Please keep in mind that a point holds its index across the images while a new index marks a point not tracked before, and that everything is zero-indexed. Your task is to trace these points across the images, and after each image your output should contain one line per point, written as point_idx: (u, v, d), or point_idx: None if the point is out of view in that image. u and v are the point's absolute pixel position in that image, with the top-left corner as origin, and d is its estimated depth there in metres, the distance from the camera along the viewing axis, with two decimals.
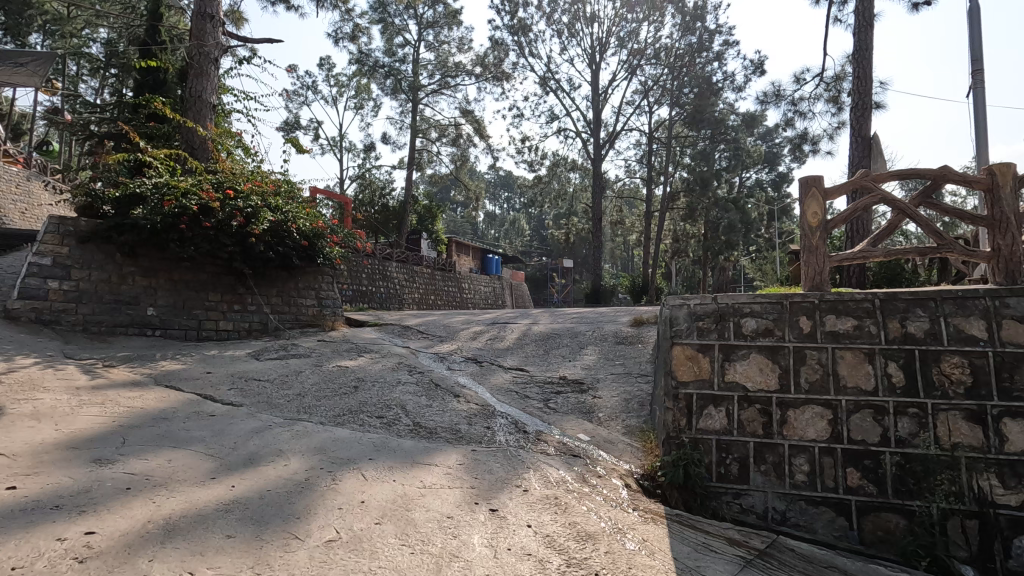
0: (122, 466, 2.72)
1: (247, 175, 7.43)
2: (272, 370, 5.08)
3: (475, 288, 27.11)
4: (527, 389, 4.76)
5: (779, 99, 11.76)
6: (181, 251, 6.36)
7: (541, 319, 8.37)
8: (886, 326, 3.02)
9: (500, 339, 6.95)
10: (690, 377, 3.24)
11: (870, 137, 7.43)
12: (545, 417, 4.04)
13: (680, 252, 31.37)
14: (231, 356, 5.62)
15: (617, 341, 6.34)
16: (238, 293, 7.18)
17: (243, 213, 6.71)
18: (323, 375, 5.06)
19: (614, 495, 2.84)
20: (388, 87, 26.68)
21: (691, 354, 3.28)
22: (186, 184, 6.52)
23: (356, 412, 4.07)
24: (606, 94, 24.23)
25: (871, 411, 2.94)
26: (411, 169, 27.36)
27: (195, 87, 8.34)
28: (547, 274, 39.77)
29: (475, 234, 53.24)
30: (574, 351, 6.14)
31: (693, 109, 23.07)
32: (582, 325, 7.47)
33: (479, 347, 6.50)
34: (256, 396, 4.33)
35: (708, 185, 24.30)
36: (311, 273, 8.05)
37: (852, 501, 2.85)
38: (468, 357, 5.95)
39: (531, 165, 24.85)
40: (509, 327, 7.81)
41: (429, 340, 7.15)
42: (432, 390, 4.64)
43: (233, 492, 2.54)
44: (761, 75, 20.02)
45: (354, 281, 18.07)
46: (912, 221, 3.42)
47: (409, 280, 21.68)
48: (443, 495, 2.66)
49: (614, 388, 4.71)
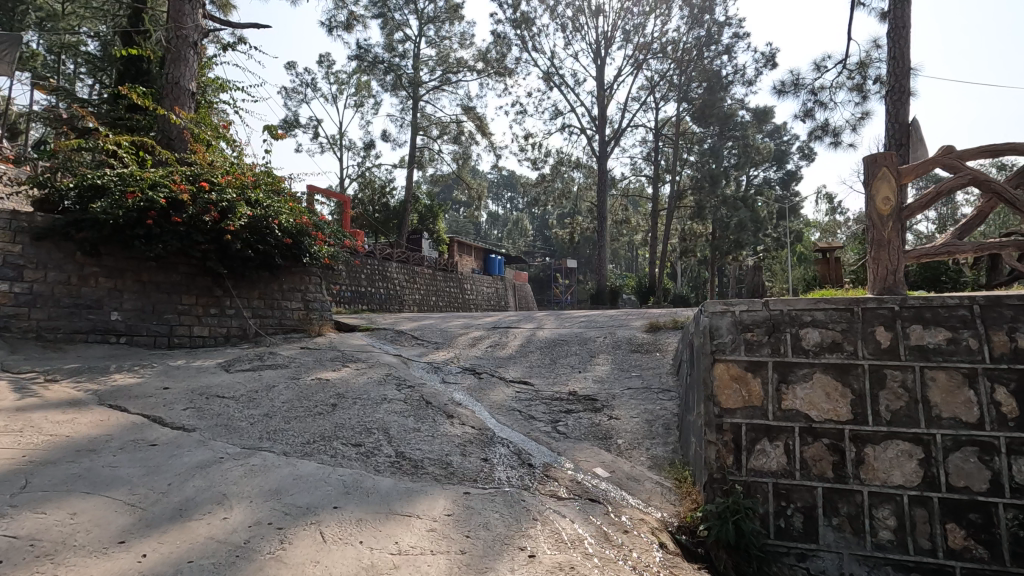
0: (6, 525, 2.08)
1: (225, 167, 6.82)
2: (239, 385, 4.43)
3: (477, 288, 26.51)
4: (531, 408, 4.10)
5: (797, 89, 11.08)
6: (147, 249, 5.73)
7: (546, 324, 7.71)
8: (989, 340, 2.36)
9: (501, 346, 6.29)
10: (737, 404, 2.59)
11: (910, 123, 6.75)
12: (553, 445, 3.38)
13: (686, 252, 30.70)
14: (198, 367, 4.99)
15: (631, 350, 5.69)
16: (215, 295, 6.57)
17: (218, 208, 6.08)
18: (298, 390, 4.42)
19: (645, 561, 2.19)
20: (389, 84, 26.15)
21: (738, 373, 2.63)
22: (153, 176, 5.91)
23: (329, 438, 3.42)
24: (612, 90, 23.62)
25: (976, 449, 2.28)
26: (412, 167, 26.79)
27: (172, 74, 7.74)
28: (551, 275, 39.14)
29: (477, 235, 52.73)
30: (583, 360, 5.48)
31: (701, 105, 22.42)
32: (590, 330, 6.81)
33: (479, 356, 5.84)
34: (214, 419, 3.68)
35: (717, 183, 23.65)
36: (296, 274, 7.41)
37: (956, 569, 2.20)
38: (466, 368, 5.31)
39: (535, 163, 24.26)
40: (511, 332, 7.17)
41: (423, 347, 6.50)
42: (421, 409, 3.99)
43: (140, 567, 1.89)
44: (772, 69, 19.43)
45: (353, 282, 17.65)
46: (1009, 207, 2.78)
47: (410, 281, 21.11)
48: (422, 567, 2.00)
49: (632, 407, 4.08)
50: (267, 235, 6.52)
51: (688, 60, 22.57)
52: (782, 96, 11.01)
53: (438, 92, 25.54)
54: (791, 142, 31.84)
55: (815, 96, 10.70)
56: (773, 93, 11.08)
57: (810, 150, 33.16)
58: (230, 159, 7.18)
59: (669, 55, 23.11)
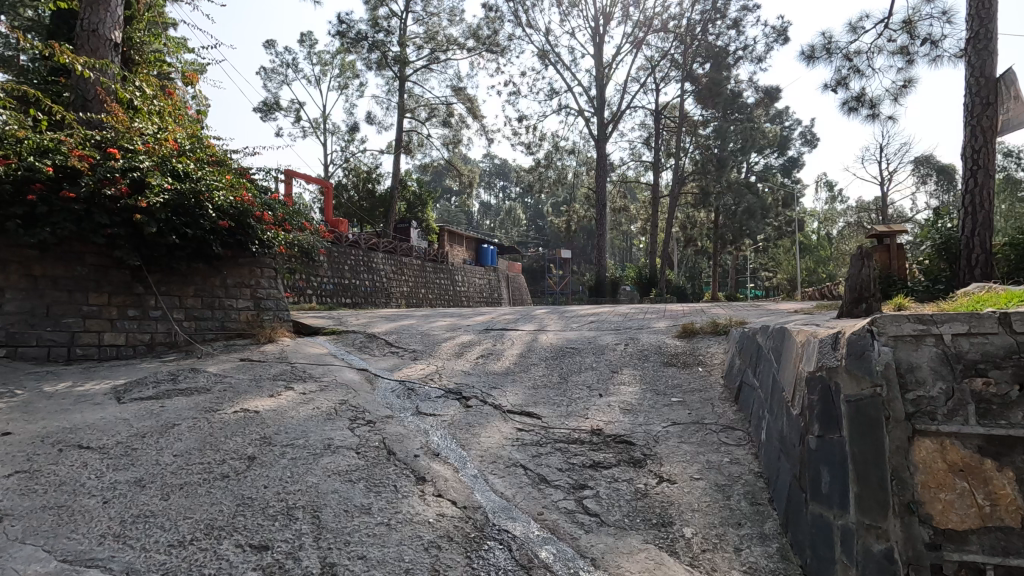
0: None
1: (151, 133, 5.46)
2: (122, 426, 3.10)
3: (468, 280, 25.25)
4: (541, 463, 2.79)
5: (830, 55, 9.77)
6: (29, 234, 4.37)
7: (549, 325, 6.39)
8: None
9: (497, 357, 4.96)
10: (967, 522, 1.42)
11: (999, 77, 5.47)
12: (581, 543, 2.09)
13: (687, 241, 29.46)
14: (80, 394, 3.63)
15: (664, 363, 4.39)
16: (134, 292, 5.21)
17: (127, 179, 4.72)
18: (206, 433, 3.10)
19: None
20: (374, 63, 24.65)
21: (965, 460, 1.46)
22: (42, 140, 4.58)
23: (219, 534, 2.10)
24: (612, 69, 22.26)
25: None
26: (399, 153, 25.34)
27: (89, 19, 6.28)
28: (545, 265, 37.91)
29: (469, 225, 51.44)
30: (603, 379, 4.15)
31: (707, 85, 21.17)
32: (604, 334, 5.50)
33: (466, 372, 4.51)
34: (48, 494, 2.37)
35: (723, 167, 22.35)
36: (243, 266, 6.05)
37: None
38: (449, 390, 4.01)
39: (529, 147, 22.94)
40: (507, 335, 5.86)
41: (398, 358, 5.17)
42: (378, 468, 2.69)
43: None
44: (783, 43, 18.12)
45: (335, 273, 16.39)
46: None
47: (398, 272, 19.79)
48: None
49: (686, 460, 2.79)
50: (198, 215, 5.13)
51: (692, 36, 21.23)
52: (812, 62, 9.73)
53: (426, 72, 24.12)
54: (793, 128, 30.62)
55: (851, 62, 9.40)
56: (802, 59, 9.79)
57: (813, 135, 31.92)
58: (161, 124, 5.79)
59: (672, 32, 21.79)
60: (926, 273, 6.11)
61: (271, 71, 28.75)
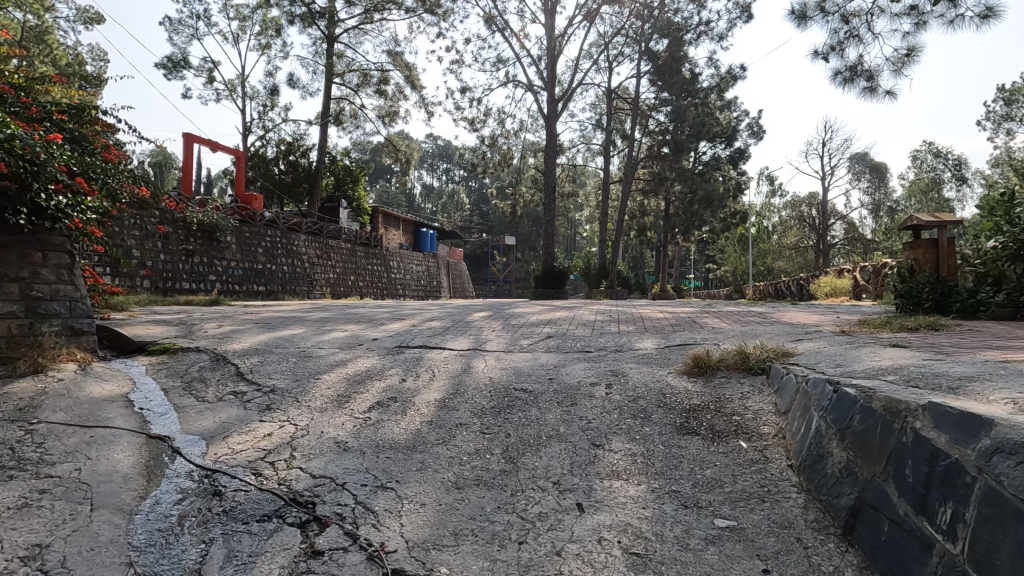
0: None
1: None
2: None
3: (404, 266, 22.98)
4: None
5: (824, 15, 8.34)
6: None
7: (490, 341, 4.51)
8: None
9: (403, 407, 3.04)
10: None
11: None
12: None
13: (637, 230, 28.46)
14: None
15: (681, 430, 2.60)
16: None
17: None
18: None
19: None
20: (298, 19, 21.61)
21: None
22: None
23: None
24: (563, 42, 20.45)
25: None
26: (327, 123, 22.62)
27: None
28: (489, 252, 36.22)
29: (409, 207, 48.70)
30: (581, 468, 2.33)
31: (664, 64, 19.65)
32: (571, 363, 3.66)
33: (339, 447, 2.55)
34: None
35: (680, 154, 21.06)
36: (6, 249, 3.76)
37: None
38: (292, 503, 2.06)
39: (473, 122, 20.82)
40: (427, 359, 3.94)
41: (241, 404, 3.15)
42: None
43: None
44: (747, 21, 16.83)
45: (244, 256, 13.84)
46: None
47: (322, 256, 17.28)
48: None
49: None
50: None
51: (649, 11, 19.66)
52: (806, 22, 8.28)
53: (357, 33, 21.45)
54: (742, 118, 29.99)
55: (850, 23, 7.99)
56: (793, 19, 8.34)
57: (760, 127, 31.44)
58: None
59: (627, 6, 20.16)
60: (976, 275, 4.80)
61: (178, 23, 25.11)
